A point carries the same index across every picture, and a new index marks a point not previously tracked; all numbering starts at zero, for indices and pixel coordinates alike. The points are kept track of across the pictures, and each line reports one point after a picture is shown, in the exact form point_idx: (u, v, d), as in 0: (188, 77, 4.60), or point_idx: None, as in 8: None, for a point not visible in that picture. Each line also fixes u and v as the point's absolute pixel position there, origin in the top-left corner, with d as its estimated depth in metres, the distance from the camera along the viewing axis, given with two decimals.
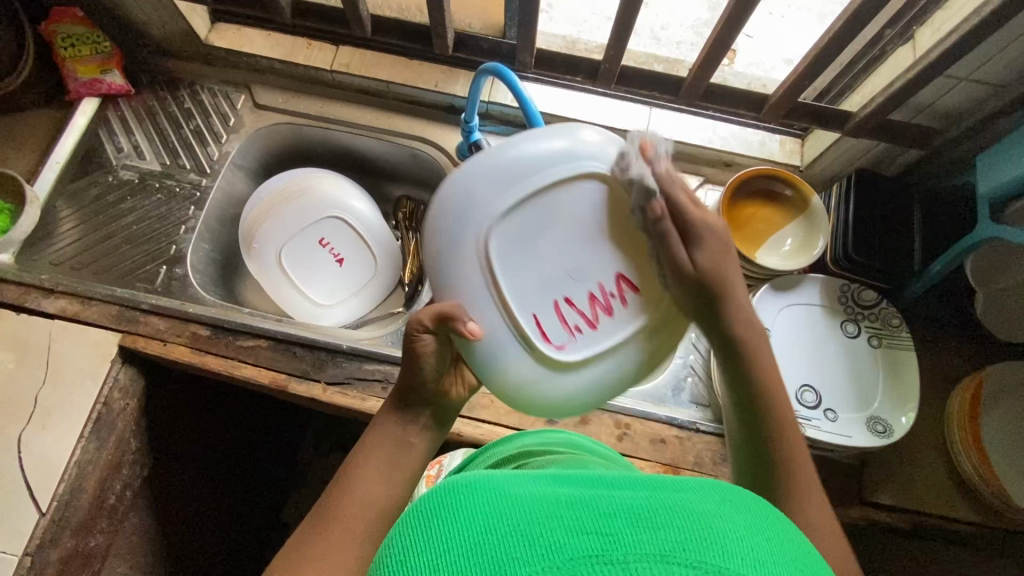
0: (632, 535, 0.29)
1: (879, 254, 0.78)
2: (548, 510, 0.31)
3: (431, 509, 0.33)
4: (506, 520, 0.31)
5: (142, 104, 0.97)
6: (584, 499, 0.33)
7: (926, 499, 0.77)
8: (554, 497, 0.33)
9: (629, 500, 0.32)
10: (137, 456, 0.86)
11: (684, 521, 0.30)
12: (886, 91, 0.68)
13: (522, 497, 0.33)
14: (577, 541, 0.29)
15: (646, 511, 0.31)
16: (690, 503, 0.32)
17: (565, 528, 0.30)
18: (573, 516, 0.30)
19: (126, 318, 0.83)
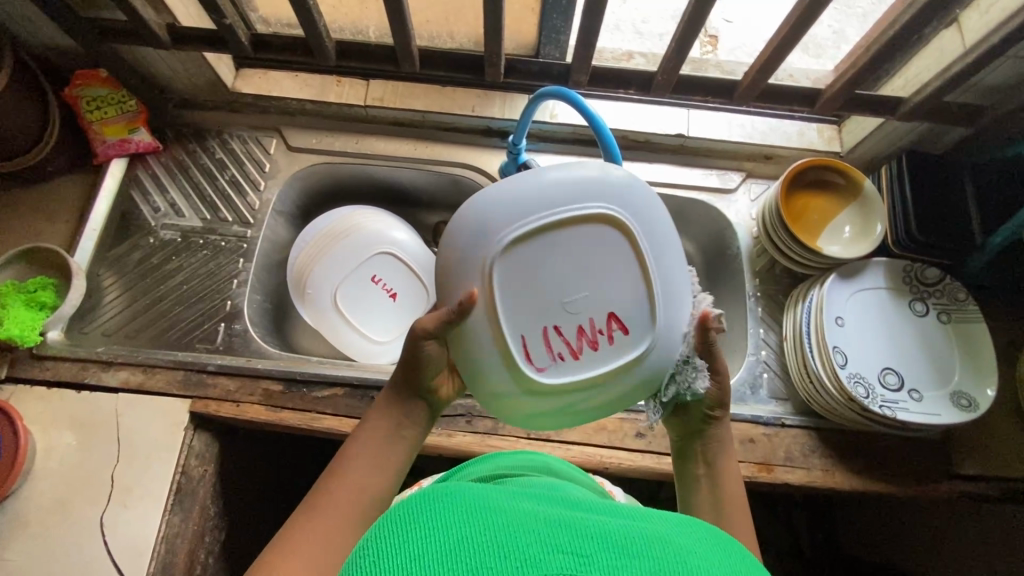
0: (604, 560, 0.34)
1: (939, 232, 0.79)
2: (525, 528, 0.36)
3: (420, 518, 0.37)
4: (487, 535, 0.36)
5: (172, 159, 0.94)
6: (561, 520, 0.38)
7: (1010, 466, 0.79)
8: (535, 515, 0.38)
9: (604, 528, 0.37)
10: (217, 521, 0.84)
11: (651, 550, 0.36)
12: (942, 75, 0.69)
13: (501, 515, 0.38)
14: (552, 558, 0.34)
15: (618, 538, 0.36)
16: (659, 534, 0.38)
17: (543, 545, 0.35)
18: (550, 534, 0.36)
19: (193, 383, 0.80)
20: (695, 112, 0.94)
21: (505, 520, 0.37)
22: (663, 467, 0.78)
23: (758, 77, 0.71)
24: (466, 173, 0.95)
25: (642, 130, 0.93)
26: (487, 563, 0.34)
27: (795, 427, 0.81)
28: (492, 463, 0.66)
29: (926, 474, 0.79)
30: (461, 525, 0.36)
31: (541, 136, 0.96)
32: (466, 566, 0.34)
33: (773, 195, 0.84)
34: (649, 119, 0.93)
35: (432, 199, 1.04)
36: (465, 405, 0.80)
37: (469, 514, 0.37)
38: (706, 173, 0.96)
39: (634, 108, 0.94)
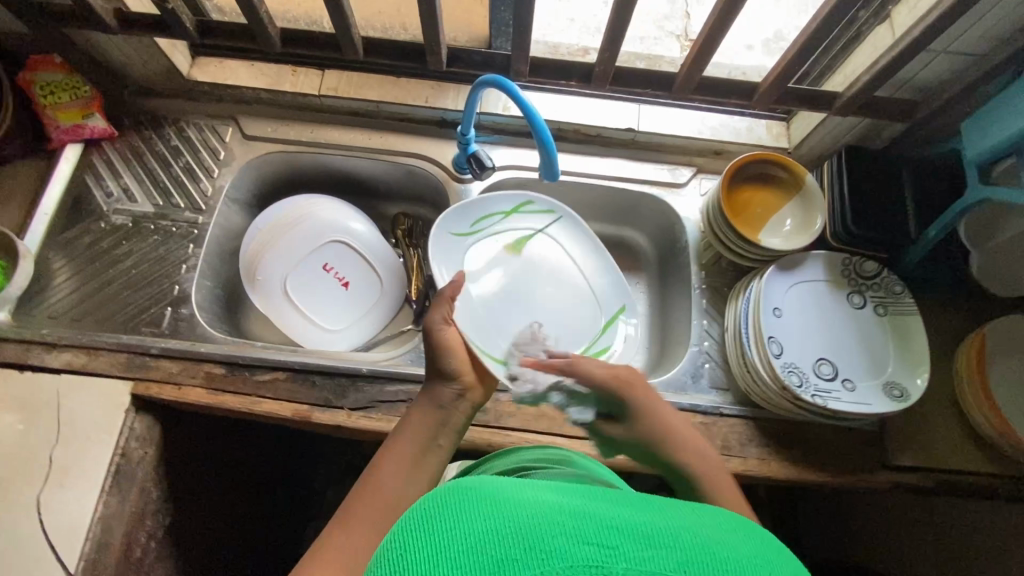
0: (633, 551, 0.31)
1: (876, 227, 0.81)
2: (551, 517, 0.32)
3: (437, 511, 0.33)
4: (509, 524, 0.32)
5: (127, 146, 0.95)
6: (584, 508, 0.34)
7: (945, 457, 0.80)
8: (557, 504, 0.34)
9: (626, 515, 0.34)
10: (159, 505, 0.84)
11: (684, 544, 0.32)
12: (871, 69, 0.71)
13: (528, 502, 0.33)
14: (580, 549, 0.30)
15: (643, 528, 0.33)
16: (691, 526, 0.34)
17: (569, 534, 0.31)
18: (574, 524, 0.32)
19: (136, 365, 0.81)
20: (645, 107, 0.96)
21: (526, 509, 0.33)
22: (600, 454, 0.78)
23: (693, 69, 0.72)
24: (420, 164, 0.96)
25: (593, 124, 0.94)
26: (512, 555, 0.30)
27: (733, 417, 0.82)
28: (514, 461, 0.69)
29: (861, 464, 0.80)
30: (476, 521, 0.32)
31: (494, 129, 0.97)
32: (489, 558, 0.30)
33: (716, 188, 0.85)
34: (600, 113, 0.95)
35: (389, 190, 1.05)
36: (406, 391, 0.81)
37: (488, 507, 0.33)
38: (658, 167, 0.97)
39: (586, 102, 0.95)
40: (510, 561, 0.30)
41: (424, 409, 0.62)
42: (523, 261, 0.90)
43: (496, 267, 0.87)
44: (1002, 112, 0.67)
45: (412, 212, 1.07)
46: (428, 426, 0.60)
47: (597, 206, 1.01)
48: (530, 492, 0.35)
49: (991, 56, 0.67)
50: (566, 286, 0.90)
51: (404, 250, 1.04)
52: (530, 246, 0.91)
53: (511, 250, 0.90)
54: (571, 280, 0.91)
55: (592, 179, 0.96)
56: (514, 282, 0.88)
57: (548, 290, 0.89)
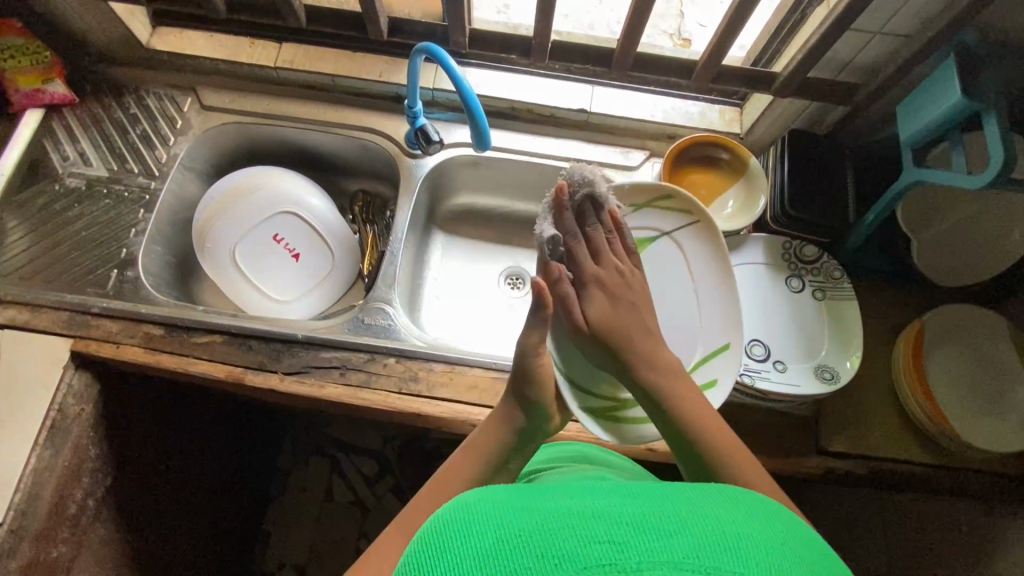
0: (643, 545, 0.32)
1: (817, 210, 0.80)
2: (559, 521, 0.34)
3: (448, 530, 0.35)
4: (519, 534, 0.33)
5: (87, 113, 0.97)
6: (595, 509, 0.35)
7: (879, 446, 0.80)
8: (566, 508, 0.35)
9: (641, 510, 0.34)
10: (98, 464, 0.85)
11: (690, 530, 0.33)
12: (804, 48, 0.71)
13: (534, 510, 0.35)
14: (588, 550, 0.32)
15: (656, 520, 0.34)
16: (700, 512, 0.35)
17: (579, 536, 0.32)
18: (586, 526, 0.33)
19: (77, 323, 0.82)
20: (598, 89, 0.96)
21: (538, 515, 0.34)
22: None
23: (626, 44, 0.73)
24: (373, 138, 0.97)
25: (545, 104, 0.95)
26: (523, 562, 0.32)
27: None
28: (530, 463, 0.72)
29: (794, 448, 0.80)
30: (488, 534, 0.34)
31: (448, 106, 0.98)
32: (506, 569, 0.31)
33: (659, 169, 0.85)
34: (553, 94, 0.95)
35: (347, 166, 1.06)
36: (340, 358, 0.81)
37: (501, 519, 0.35)
38: (610, 149, 0.97)
39: (539, 82, 0.96)
40: (522, 567, 0.31)
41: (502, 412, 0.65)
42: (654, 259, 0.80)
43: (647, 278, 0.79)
44: (931, 93, 0.67)
45: (370, 189, 1.08)
46: (498, 434, 0.64)
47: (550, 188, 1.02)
48: (545, 500, 0.37)
49: (920, 36, 0.67)
50: (698, 301, 0.78)
51: (360, 225, 1.05)
52: (650, 252, 0.81)
53: (639, 249, 0.80)
54: (682, 293, 0.79)
55: (543, 159, 0.96)
56: (660, 288, 0.79)
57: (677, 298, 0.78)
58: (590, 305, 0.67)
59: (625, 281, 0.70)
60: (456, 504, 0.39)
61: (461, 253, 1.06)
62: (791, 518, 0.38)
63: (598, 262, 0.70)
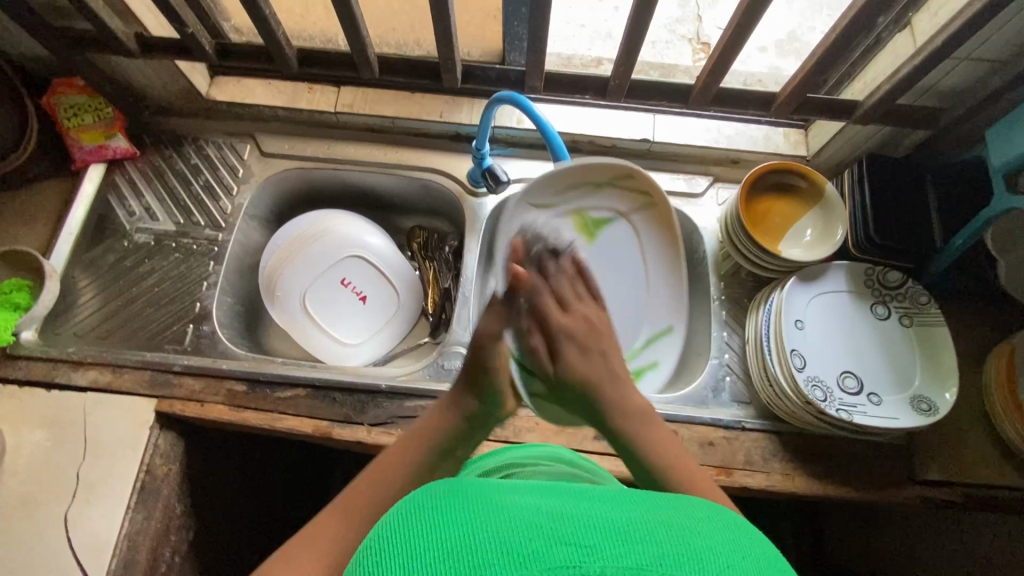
0: (610, 549, 0.30)
1: (900, 235, 0.79)
2: (524, 520, 0.32)
3: (408, 527, 0.32)
4: (480, 531, 0.31)
5: (148, 165, 0.97)
6: (559, 511, 0.33)
7: (976, 472, 0.78)
8: (532, 509, 0.33)
9: (606, 513, 0.33)
10: (183, 520, 0.85)
11: (658, 536, 0.31)
12: (892, 78, 0.70)
13: (498, 509, 0.33)
14: (552, 552, 0.30)
15: (624, 525, 0.31)
16: (672, 520, 0.33)
17: (544, 537, 0.30)
18: (551, 525, 0.31)
19: (159, 383, 0.82)
20: (660, 117, 0.95)
21: (501, 513, 0.32)
22: (621, 470, 0.78)
23: (709, 82, 0.72)
24: (436, 177, 0.97)
25: (607, 135, 0.94)
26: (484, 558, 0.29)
27: (755, 430, 0.81)
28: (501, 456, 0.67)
29: (888, 478, 0.79)
30: (449, 526, 0.31)
31: (508, 142, 0.97)
32: (464, 564, 0.29)
33: (734, 197, 0.84)
34: (614, 124, 0.94)
35: (404, 204, 1.05)
36: (425, 407, 0.81)
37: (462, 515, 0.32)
38: (674, 177, 0.96)
39: (600, 113, 0.95)
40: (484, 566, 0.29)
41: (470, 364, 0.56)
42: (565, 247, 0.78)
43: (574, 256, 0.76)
44: None
45: (426, 224, 1.07)
46: (437, 435, 0.55)
47: None
48: (506, 495, 0.35)
49: (1015, 62, 0.66)
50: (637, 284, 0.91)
51: (420, 262, 1.04)
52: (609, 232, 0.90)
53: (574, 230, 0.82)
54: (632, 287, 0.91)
55: None
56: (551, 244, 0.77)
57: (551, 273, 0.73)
58: (564, 357, 0.54)
59: (597, 328, 0.56)
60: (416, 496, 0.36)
61: None
62: (752, 529, 0.36)
63: (563, 308, 0.55)
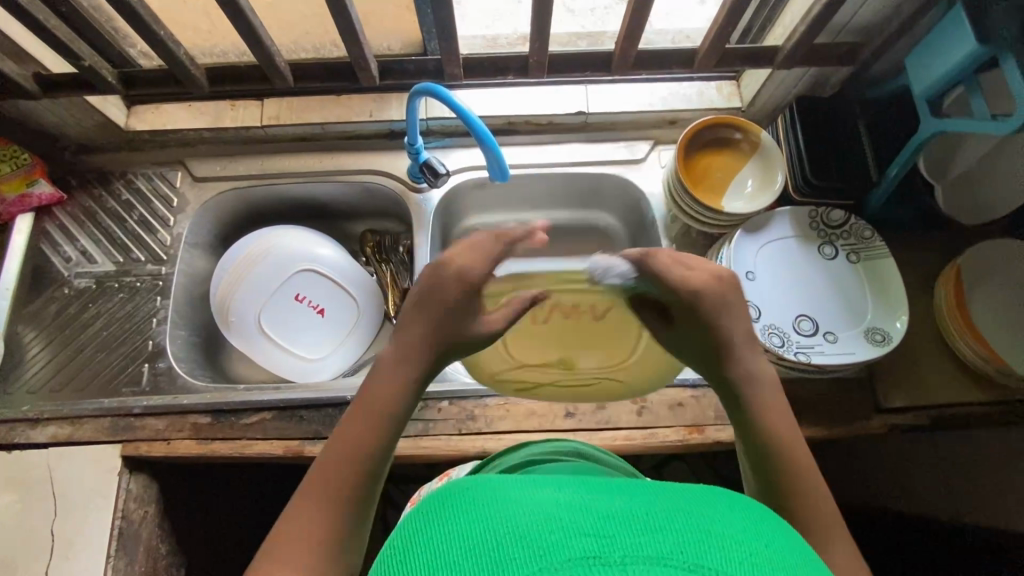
0: (630, 538, 0.30)
1: (837, 174, 0.80)
2: (548, 513, 0.32)
3: (431, 522, 0.34)
4: (504, 524, 0.32)
5: (79, 207, 0.94)
6: (583, 504, 0.34)
7: (938, 393, 0.80)
8: (553, 501, 0.34)
9: (628, 505, 0.33)
10: (170, 559, 0.83)
11: (679, 525, 0.32)
12: (805, 19, 0.70)
13: (522, 501, 0.34)
14: (576, 542, 0.30)
15: (643, 515, 0.32)
16: (690, 508, 0.34)
17: (563, 529, 0.31)
18: (573, 519, 0.32)
19: (122, 427, 0.81)
20: (592, 88, 0.94)
21: (523, 508, 0.33)
22: (595, 442, 0.78)
23: (626, 47, 0.71)
24: (375, 179, 0.95)
25: (542, 113, 0.93)
26: (503, 553, 0.30)
27: None
28: (526, 453, 0.69)
29: (854, 412, 0.81)
30: (470, 522, 0.33)
31: (445, 132, 0.95)
32: (488, 558, 0.30)
33: (673, 160, 0.83)
34: (549, 101, 0.93)
35: (351, 209, 1.03)
36: None
37: (484, 508, 0.34)
38: (615, 146, 0.96)
39: (531, 92, 0.94)
40: (505, 560, 0.30)
41: (397, 360, 0.55)
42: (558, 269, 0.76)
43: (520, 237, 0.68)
44: (943, 41, 0.66)
45: (378, 227, 1.06)
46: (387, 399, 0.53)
47: (559, 194, 1.00)
48: (528, 492, 0.36)
49: None
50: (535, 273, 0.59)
51: (376, 266, 1.03)
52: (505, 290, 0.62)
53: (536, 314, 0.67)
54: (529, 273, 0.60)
55: (549, 168, 0.95)
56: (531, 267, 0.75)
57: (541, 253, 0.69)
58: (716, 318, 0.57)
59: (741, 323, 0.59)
60: (442, 491, 0.38)
61: None
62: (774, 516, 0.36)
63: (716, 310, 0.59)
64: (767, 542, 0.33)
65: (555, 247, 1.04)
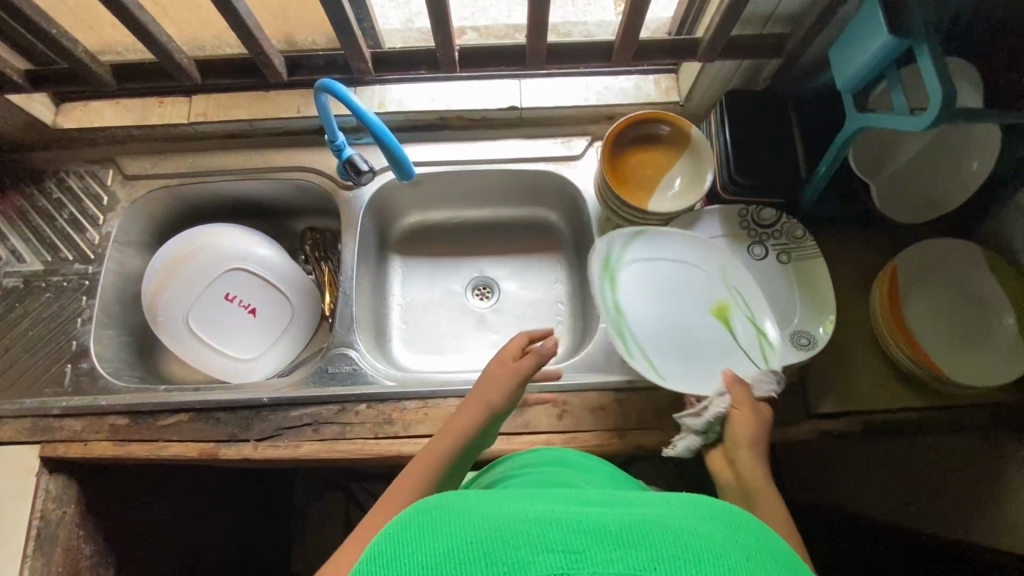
0: (599, 555, 0.30)
1: (764, 171, 0.77)
2: (516, 526, 0.32)
3: (391, 538, 0.33)
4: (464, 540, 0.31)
5: (10, 206, 0.94)
6: (554, 514, 0.33)
7: (872, 399, 0.76)
8: (521, 511, 0.33)
9: (597, 515, 0.33)
10: (97, 558, 0.83)
11: (649, 538, 0.31)
12: (719, 10, 0.67)
13: (488, 514, 0.33)
14: (539, 561, 0.30)
15: (615, 527, 0.32)
16: (663, 517, 0.33)
17: (531, 545, 0.31)
18: (538, 532, 0.31)
19: (41, 428, 0.81)
20: (526, 82, 0.91)
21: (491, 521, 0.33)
22: (513, 447, 0.76)
23: (535, 40, 0.69)
24: (307, 176, 0.93)
25: (473, 109, 0.90)
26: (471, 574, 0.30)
27: (646, 389, 0.79)
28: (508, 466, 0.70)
29: (783, 417, 0.78)
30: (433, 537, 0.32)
31: None
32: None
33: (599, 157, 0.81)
34: (481, 95, 0.91)
35: (289, 206, 1.02)
36: (310, 414, 0.79)
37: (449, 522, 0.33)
38: (550, 142, 0.93)
39: (464, 87, 0.92)
40: None
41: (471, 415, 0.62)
42: (717, 329, 0.74)
43: (642, 333, 0.73)
44: (863, 30, 0.62)
45: (319, 224, 1.04)
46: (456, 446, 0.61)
47: (499, 191, 0.97)
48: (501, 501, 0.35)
49: None
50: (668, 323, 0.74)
51: (314, 265, 1.01)
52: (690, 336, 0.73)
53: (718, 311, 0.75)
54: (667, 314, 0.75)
55: (484, 165, 0.93)
56: (710, 346, 0.73)
57: (672, 299, 0.75)
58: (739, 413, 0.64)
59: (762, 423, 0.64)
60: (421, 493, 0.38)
61: (422, 271, 1.00)
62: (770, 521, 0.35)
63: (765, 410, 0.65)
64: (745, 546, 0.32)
65: (498, 245, 1.02)
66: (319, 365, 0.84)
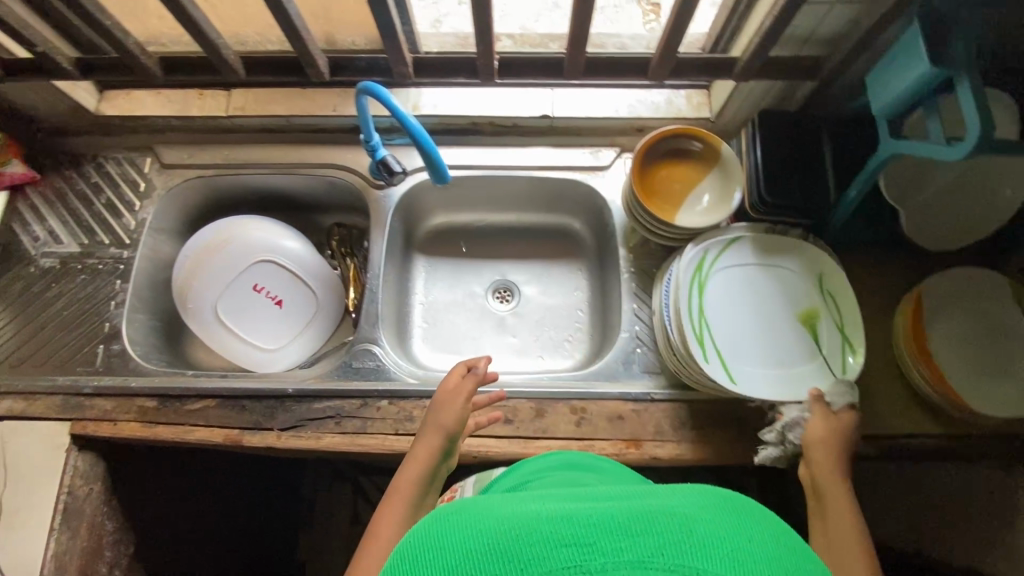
0: (610, 545, 0.30)
1: (794, 192, 0.77)
2: (523, 524, 0.32)
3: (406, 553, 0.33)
4: (476, 544, 0.32)
5: (50, 188, 0.96)
6: (561, 509, 0.33)
7: (892, 424, 0.77)
8: (528, 510, 0.33)
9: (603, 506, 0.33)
10: (118, 535, 0.85)
11: (655, 522, 0.31)
12: (759, 32, 0.68)
13: (494, 516, 0.33)
14: (551, 557, 0.30)
15: (622, 514, 0.32)
16: (666, 502, 0.33)
17: (545, 541, 0.31)
18: (547, 527, 0.31)
19: (72, 406, 0.83)
20: (559, 91, 0.92)
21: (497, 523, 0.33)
22: (530, 451, 0.77)
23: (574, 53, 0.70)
24: (339, 174, 0.95)
25: (506, 115, 0.92)
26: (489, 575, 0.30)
27: (664, 401, 0.80)
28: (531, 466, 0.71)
29: None
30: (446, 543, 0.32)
31: None
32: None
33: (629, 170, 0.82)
34: (514, 103, 0.92)
35: (318, 202, 1.04)
36: (334, 407, 0.81)
37: (458, 529, 0.33)
38: (580, 151, 0.94)
39: (497, 94, 0.93)
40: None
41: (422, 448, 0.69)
42: (806, 336, 0.76)
43: (723, 342, 0.75)
44: (902, 58, 0.62)
45: (346, 221, 1.06)
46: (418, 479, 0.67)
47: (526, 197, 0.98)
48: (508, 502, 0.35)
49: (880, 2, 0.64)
50: (744, 333, 0.76)
51: (340, 260, 1.03)
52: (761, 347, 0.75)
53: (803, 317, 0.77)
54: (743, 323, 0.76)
55: (513, 171, 0.94)
56: (786, 352, 0.76)
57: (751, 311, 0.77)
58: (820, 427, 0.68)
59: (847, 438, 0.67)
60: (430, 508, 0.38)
61: (445, 271, 1.02)
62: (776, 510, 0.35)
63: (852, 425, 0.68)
64: (753, 529, 0.32)
65: (522, 250, 1.03)
66: (342, 359, 0.86)
